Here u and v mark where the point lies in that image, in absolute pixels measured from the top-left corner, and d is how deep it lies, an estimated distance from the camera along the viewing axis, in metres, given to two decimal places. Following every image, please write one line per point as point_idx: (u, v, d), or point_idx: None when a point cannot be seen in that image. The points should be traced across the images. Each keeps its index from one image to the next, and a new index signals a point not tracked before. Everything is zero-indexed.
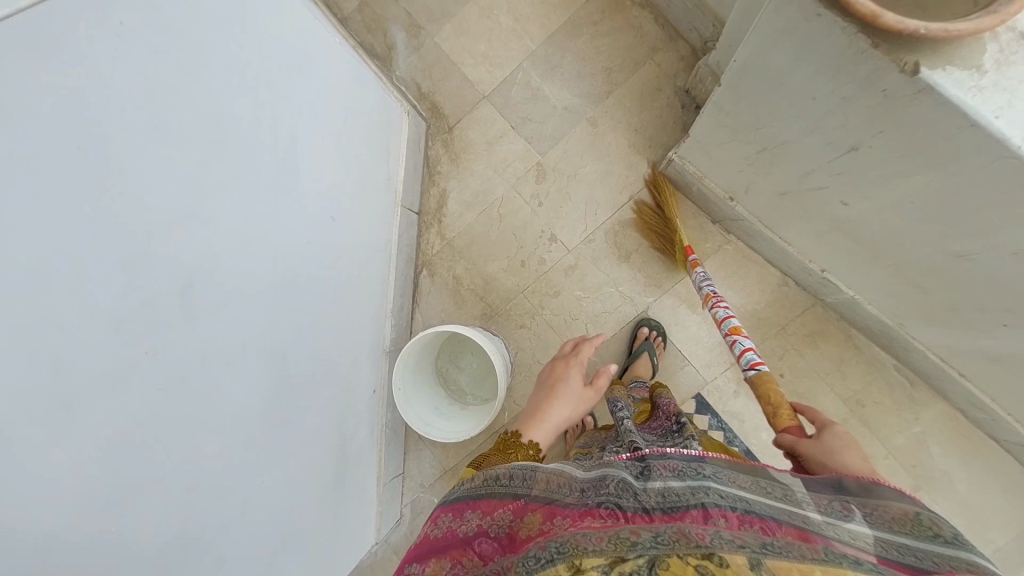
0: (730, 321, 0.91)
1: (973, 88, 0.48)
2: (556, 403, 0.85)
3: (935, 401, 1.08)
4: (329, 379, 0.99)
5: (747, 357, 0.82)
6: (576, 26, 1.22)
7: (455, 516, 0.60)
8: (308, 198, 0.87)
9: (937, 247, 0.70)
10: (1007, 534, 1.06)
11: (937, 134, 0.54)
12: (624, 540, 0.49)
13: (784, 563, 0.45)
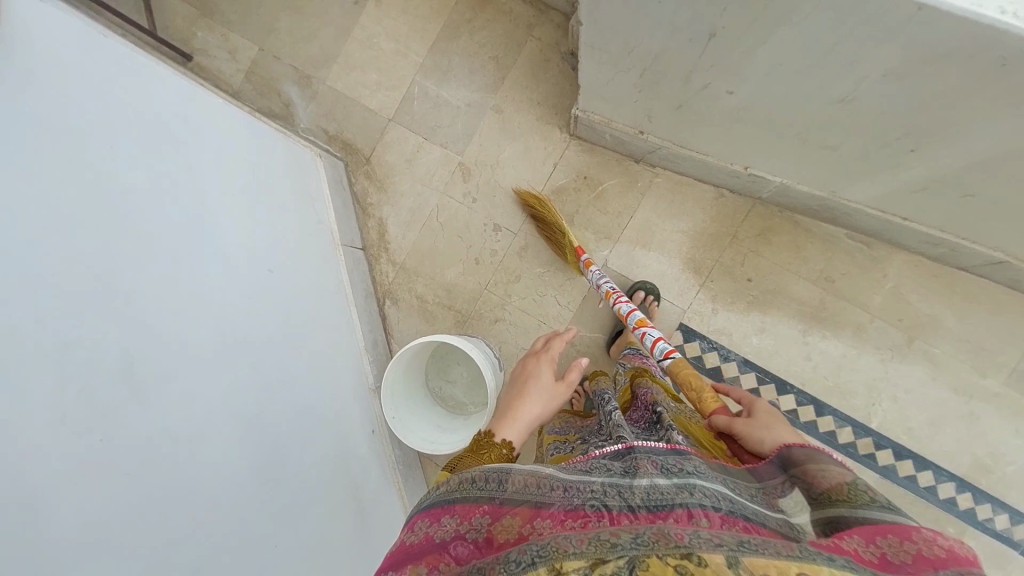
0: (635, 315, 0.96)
1: None
2: (528, 400, 0.84)
3: (895, 254, 1.11)
4: (321, 423, 0.97)
5: (660, 347, 0.87)
6: (452, 29, 1.27)
7: (433, 522, 0.58)
8: (237, 255, 0.87)
9: (822, 100, 0.74)
10: (1008, 352, 1.09)
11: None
12: (605, 541, 0.48)
13: (762, 560, 0.41)
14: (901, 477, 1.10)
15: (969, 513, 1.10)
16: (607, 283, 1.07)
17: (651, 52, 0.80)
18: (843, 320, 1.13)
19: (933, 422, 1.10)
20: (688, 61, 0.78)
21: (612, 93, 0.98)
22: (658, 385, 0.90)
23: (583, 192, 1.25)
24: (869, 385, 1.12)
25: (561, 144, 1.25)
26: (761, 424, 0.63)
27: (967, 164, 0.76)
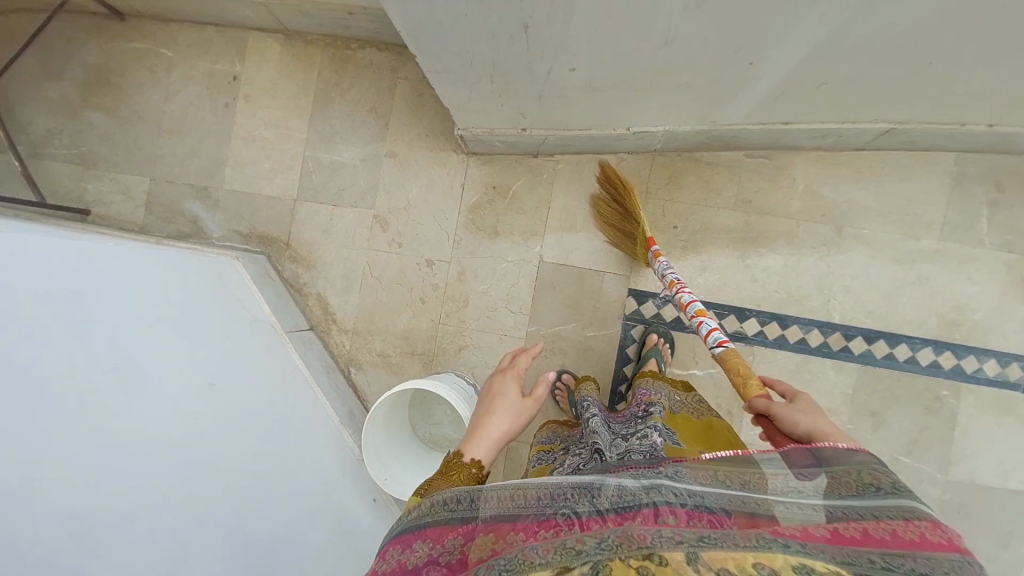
0: (693, 304, 0.95)
1: None
2: (494, 419, 0.83)
3: (795, 157, 1.16)
4: (315, 501, 1.00)
5: (714, 336, 0.88)
6: (325, 97, 1.30)
7: (405, 548, 0.60)
8: (173, 383, 0.86)
9: (649, 49, 0.77)
10: (930, 209, 1.13)
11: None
12: (570, 549, 0.48)
13: (720, 553, 0.43)
14: (880, 358, 1.13)
15: (956, 370, 1.12)
16: (675, 274, 1.03)
17: (486, 58, 0.83)
18: (772, 234, 1.17)
19: (889, 297, 1.14)
20: (521, 55, 0.81)
21: (477, 104, 1.01)
22: (658, 383, 0.97)
23: (498, 201, 1.28)
24: (819, 283, 1.16)
25: (462, 166, 1.28)
26: (802, 411, 0.66)
27: (803, 60, 0.80)
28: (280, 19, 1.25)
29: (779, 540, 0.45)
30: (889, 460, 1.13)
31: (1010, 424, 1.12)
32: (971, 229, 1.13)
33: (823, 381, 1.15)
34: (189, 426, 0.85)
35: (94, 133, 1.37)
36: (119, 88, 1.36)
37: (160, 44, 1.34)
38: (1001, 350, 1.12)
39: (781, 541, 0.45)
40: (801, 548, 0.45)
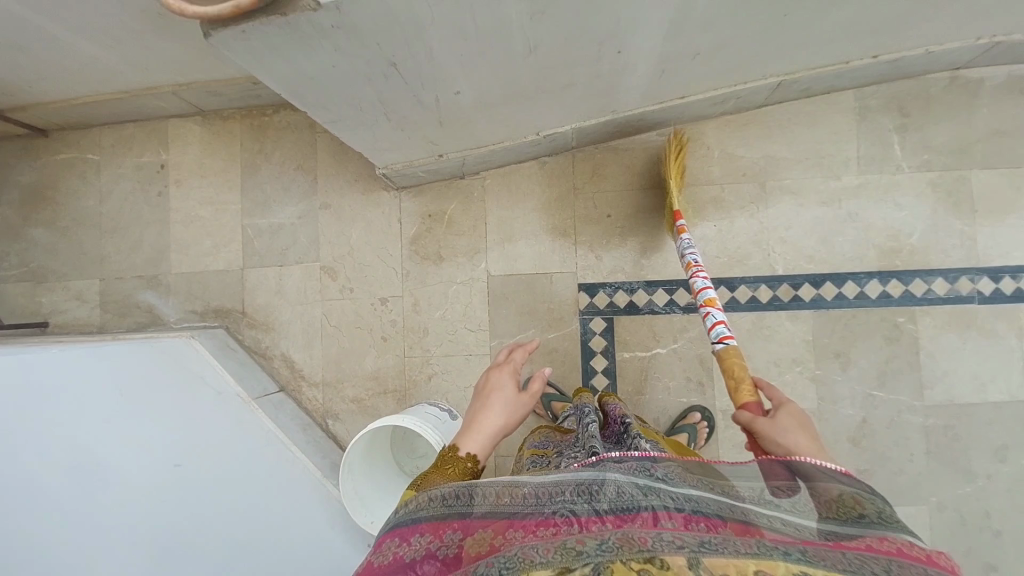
0: (708, 292, 0.97)
1: None
2: (490, 412, 0.80)
3: (704, 126, 1.20)
4: (303, 558, 1.04)
5: (719, 331, 0.91)
6: (251, 164, 1.34)
7: (403, 542, 0.60)
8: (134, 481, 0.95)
9: (518, 59, 0.81)
10: (842, 146, 1.17)
11: (383, 13, 0.64)
12: (571, 549, 0.49)
13: (721, 562, 0.45)
14: (831, 300, 1.15)
15: (906, 296, 1.13)
16: (696, 255, 1.04)
17: (372, 99, 0.86)
18: (700, 203, 1.21)
19: (824, 239, 1.16)
20: (403, 90, 0.84)
21: (385, 143, 1.05)
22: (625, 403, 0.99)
23: (436, 228, 1.30)
24: (755, 241, 1.18)
25: (394, 202, 1.31)
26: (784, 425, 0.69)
27: (667, 38, 0.84)
28: (195, 103, 1.31)
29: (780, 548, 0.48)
30: (864, 396, 1.13)
31: (976, 337, 1.13)
32: (885, 158, 1.16)
33: (782, 334, 1.16)
34: (154, 512, 0.96)
35: (41, 249, 1.42)
36: (58, 201, 1.42)
37: (89, 151, 1.41)
38: (945, 267, 1.13)
39: (782, 548, 0.48)
40: (802, 555, 0.47)
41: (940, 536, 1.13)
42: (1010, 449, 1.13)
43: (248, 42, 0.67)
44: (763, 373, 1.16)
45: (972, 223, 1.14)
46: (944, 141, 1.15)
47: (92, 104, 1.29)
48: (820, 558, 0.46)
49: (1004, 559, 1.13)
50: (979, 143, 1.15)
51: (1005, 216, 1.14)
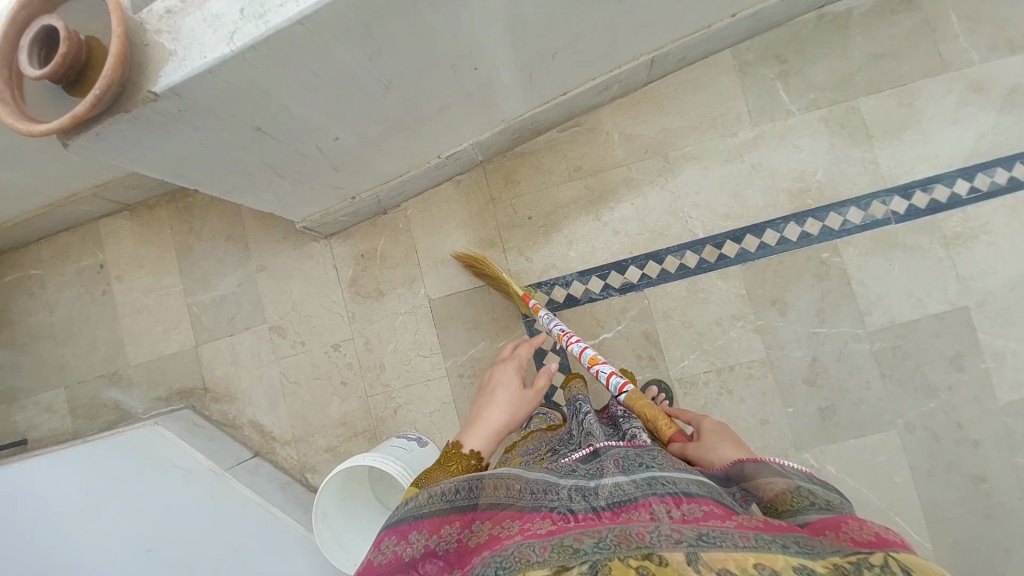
0: (587, 354, 1.03)
1: (181, 59, 0.65)
2: (496, 409, 0.87)
3: (599, 114, 1.25)
4: None
5: (616, 383, 0.94)
6: (185, 245, 1.38)
7: (400, 540, 0.61)
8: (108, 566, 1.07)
9: (380, 97, 0.85)
10: (732, 104, 1.21)
11: (221, 87, 0.69)
12: (568, 547, 0.51)
13: (720, 554, 0.46)
14: (755, 251, 1.18)
15: (825, 231, 1.17)
16: (558, 325, 1.11)
17: (257, 162, 0.90)
18: (613, 186, 1.24)
19: (735, 195, 1.20)
20: (282, 148, 0.88)
21: (293, 198, 1.09)
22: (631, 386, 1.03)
23: (371, 266, 1.33)
24: (672, 211, 1.22)
25: (326, 250, 1.34)
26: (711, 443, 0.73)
27: (517, 46, 0.88)
28: (119, 200, 1.36)
29: (777, 541, 0.49)
30: (808, 336, 1.16)
31: (901, 255, 1.15)
32: (775, 105, 1.20)
33: (717, 294, 1.19)
34: None
35: (3, 370, 1.45)
36: (11, 321, 1.45)
37: (30, 266, 1.45)
38: (855, 196, 1.17)
39: (780, 541, 0.48)
40: (799, 547, 0.48)
41: (918, 458, 1.13)
42: (965, 357, 1.14)
43: (107, 142, 0.71)
44: (708, 335, 1.19)
45: (870, 148, 1.17)
46: (828, 76, 1.18)
47: (21, 223, 1.34)
48: (814, 547, 0.48)
49: (988, 467, 1.13)
50: (859, 71, 1.19)
51: (901, 134, 1.17)
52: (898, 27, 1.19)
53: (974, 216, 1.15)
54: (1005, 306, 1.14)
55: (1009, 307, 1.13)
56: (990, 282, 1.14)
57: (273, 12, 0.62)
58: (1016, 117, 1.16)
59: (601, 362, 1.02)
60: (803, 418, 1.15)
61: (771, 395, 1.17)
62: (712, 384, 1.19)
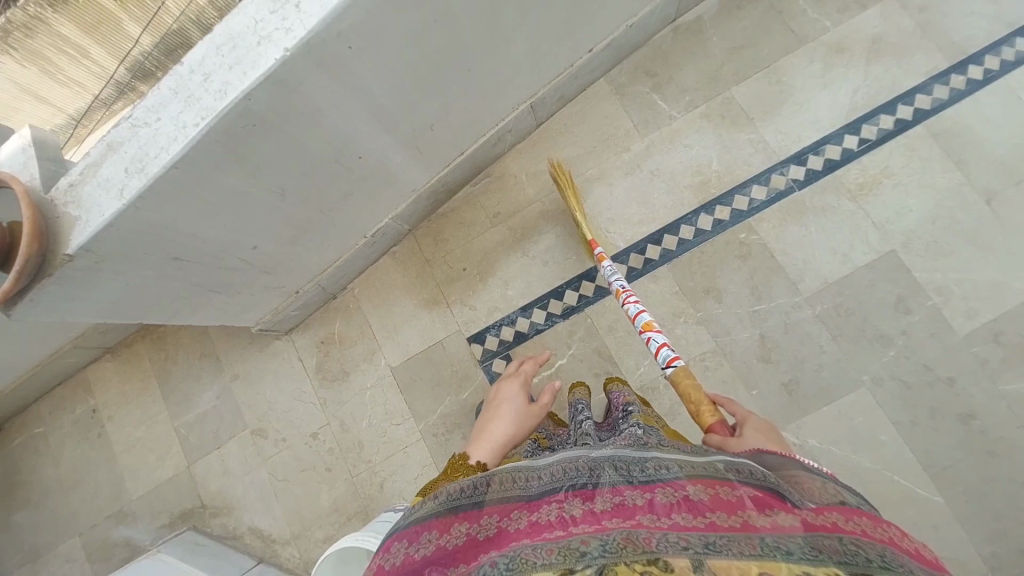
0: (641, 317, 1.00)
1: (85, 220, 0.76)
2: (500, 422, 0.86)
3: (503, 162, 1.35)
4: None
5: (665, 355, 0.94)
6: (164, 371, 1.48)
7: (412, 541, 0.59)
8: None
9: (280, 202, 0.96)
10: (617, 123, 1.30)
11: (125, 236, 0.80)
12: (575, 549, 0.48)
13: (723, 563, 0.45)
14: (676, 248, 1.23)
15: (735, 214, 1.22)
16: (622, 280, 1.09)
17: (191, 284, 1.01)
18: (532, 222, 1.32)
19: (643, 201, 1.27)
20: (208, 267, 0.99)
21: (240, 306, 1.19)
22: (629, 388, 1.05)
23: (331, 349, 1.39)
24: (591, 230, 1.29)
25: (289, 345, 1.42)
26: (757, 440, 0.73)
27: (390, 130, 0.99)
28: (99, 346, 1.48)
29: (781, 546, 0.47)
30: (749, 314, 1.18)
31: (814, 218, 1.19)
32: (657, 114, 1.29)
33: (653, 297, 1.23)
34: None
35: (18, 533, 1.51)
36: (22, 482, 1.54)
37: (33, 426, 1.55)
38: (754, 175, 1.23)
39: (783, 547, 0.47)
40: (804, 554, 0.46)
41: (896, 410, 1.11)
42: (908, 298, 1.13)
43: (43, 306, 0.82)
44: None
45: (755, 129, 1.24)
46: (695, 78, 1.28)
47: (17, 389, 1.46)
48: (818, 554, 0.46)
49: (973, 403, 1.08)
50: (724, 65, 1.28)
51: (780, 108, 1.24)
52: (749, 18, 1.29)
53: (871, 164, 1.19)
54: (932, 239, 1.15)
55: (935, 240, 1.14)
56: (908, 221, 1.16)
57: (149, 164, 0.74)
58: (884, 65, 1.22)
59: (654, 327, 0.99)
60: (769, 398, 1.14)
61: (731, 381, 1.16)
62: (673, 385, 1.19)
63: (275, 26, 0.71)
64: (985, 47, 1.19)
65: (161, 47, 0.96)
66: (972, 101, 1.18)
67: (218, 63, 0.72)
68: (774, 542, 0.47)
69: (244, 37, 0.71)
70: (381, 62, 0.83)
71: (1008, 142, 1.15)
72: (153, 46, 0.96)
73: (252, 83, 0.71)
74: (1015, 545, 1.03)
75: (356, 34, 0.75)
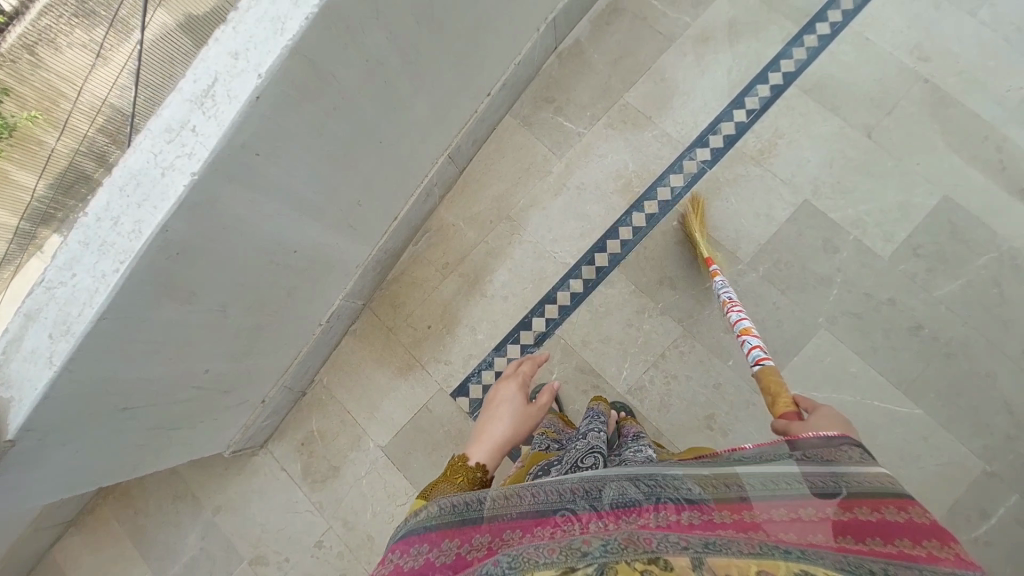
0: (742, 324, 1.00)
1: (16, 399, 0.69)
2: (502, 421, 0.90)
3: (436, 214, 1.37)
4: None
5: (754, 355, 0.92)
6: (138, 529, 1.35)
7: (433, 547, 0.63)
8: None
9: (222, 319, 0.92)
10: (533, 151, 1.37)
11: (63, 405, 0.74)
12: (577, 550, 0.51)
13: (723, 561, 0.47)
14: (621, 251, 1.29)
15: (663, 206, 1.30)
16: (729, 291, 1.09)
17: (149, 429, 0.95)
18: (481, 264, 1.34)
19: (578, 215, 1.32)
20: (161, 407, 0.93)
21: (207, 434, 1.12)
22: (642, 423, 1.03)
23: (316, 448, 1.33)
24: (538, 256, 1.32)
25: (269, 458, 1.34)
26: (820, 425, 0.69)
27: (318, 217, 0.98)
28: (57, 526, 1.33)
29: (780, 548, 0.50)
30: (704, 293, 1.24)
31: (731, 190, 1.28)
32: (566, 135, 1.36)
33: (614, 302, 1.27)
34: None
35: None
36: None
37: None
38: (668, 166, 1.32)
39: (784, 547, 0.50)
40: (802, 554, 0.49)
41: (857, 341, 1.18)
42: (833, 238, 1.23)
43: None
44: (628, 339, 1.25)
45: (656, 126, 1.34)
46: (590, 94, 1.37)
47: None
48: (818, 556, 0.49)
49: (918, 314, 1.18)
50: (612, 76, 1.37)
51: (672, 103, 1.34)
52: (619, 30, 1.39)
53: (764, 130, 1.30)
54: (835, 181, 1.26)
55: (838, 181, 1.26)
56: (811, 171, 1.27)
57: (73, 322, 0.70)
58: (747, 42, 1.34)
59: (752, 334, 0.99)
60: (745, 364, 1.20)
61: (708, 359, 1.21)
62: (658, 379, 1.22)
63: (176, 154, 0.70)
64: (825, 5, 1.33)
65: (58, 186, 0.90)
66: (828, 54, 1.31)
67: (125, 203, 0.70)
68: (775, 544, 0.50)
69: (146, 172, 0.70)
70: (292, 160, 0.84)
71: (869, 81, 1.29)
72: (49, 187, 0.90)
73: (165, 215, 0.70)
74: (995, 431, 1.12)
75: (259, 140, 0.75)
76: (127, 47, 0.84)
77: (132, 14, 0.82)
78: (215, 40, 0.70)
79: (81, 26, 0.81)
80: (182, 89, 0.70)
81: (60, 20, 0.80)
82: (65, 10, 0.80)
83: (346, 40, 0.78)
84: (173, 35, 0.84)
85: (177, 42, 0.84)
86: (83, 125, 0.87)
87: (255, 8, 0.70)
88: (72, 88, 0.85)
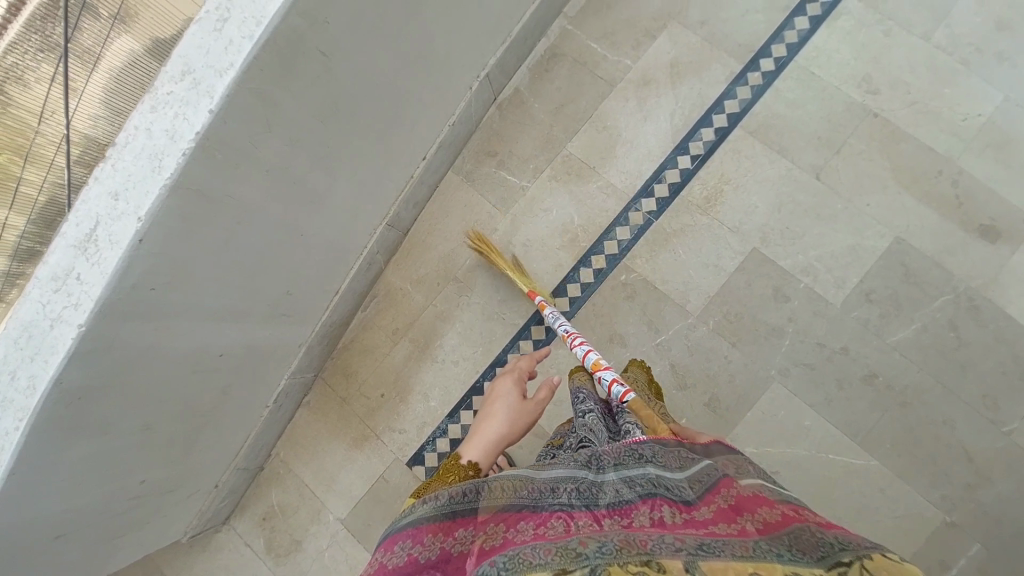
0: (591, 358, 0.96)
1: None
2: (494, 420, 0.83)
3: (383, 279, 1.34)
4: None
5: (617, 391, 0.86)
6: None
7: (387, 551, 0.64)
8: None
9: (148, 432, 0.91)
10: (478, 207, 1.33)
11: None
12: (572, 550, 0.50)
13: (716, 564, 0.46)
14: (570, 308, 1.27)
15: (610, 259, 1.27)
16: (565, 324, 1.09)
17: (92, 539, 0.96)
18: (431, 328, 1.31)
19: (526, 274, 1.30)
20: (98, 518, 0.93)
21: (161, 526, 1.12)
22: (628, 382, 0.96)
23: (277, 522, 1.29)
24: (488, 317, 1.30)
25: (230, 535, 1.30)
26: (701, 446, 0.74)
27: (241, 318, 0.96)
28: None
29: (773, 547, 0.49)
30: (655, 350, 1.22)
31: (679, 242, 1.25)
32: (510, 189, 1.33)
33: (565, 362, 1.25)
34: None
35: None
36: None
37: None
38: (614, 218, 1.28)
39: (774, 548, 0.48)
40: (793, 551, 0.48)
41: (812, 394, 1.16)
42: (784, 287, 1.20)
43: None
44: None
45: (600, 176, 1.30)
46: (532, 146, 1.33)
47: None
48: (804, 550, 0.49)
49: (871, 363, 1.15)
50: (553, 125, 1.33)
51: (615, 151, 1.31)
52: (559, 77, 1.34)
53: (710, 174, 1.26)
54: (783, 226, 1.22)
55: (786, 226, 1.22)
56: (759, 217, 1.23)
57: None
58: (689, 83, 1.30)
59: (603, 367, 0.94)
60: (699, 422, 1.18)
61: None
62: None
63: (63, 304, 0.69)
64: (767, 39, 1.28)
65: (39, 220, 0.78)
66: (773, 91, 1.26)
67: (21, 357, 0.69)
68: (767, 545, 0.49)
69: (36, 323, 0.69)
70: (195, 283, 0.83)
71: (817, 118, 1.24)
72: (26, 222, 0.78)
73: (58, 368, 0.69)
74: (953, 481, 1.10)
75: (155, 276, 0.75)
76: (98, 78, 0.75)
77: (99, 44, 0.73)
78: (94, 179, 0.69)
79: (44, 59, 0.71)
80: (65, 234, 0.69)
81: (26, 57, 0.70)
82: (27, 44, 0.70)
83: (234, 162, 0.77)
84: (142, 61, 0.76)
85: (145, 68, 0.77)
86: (62, 159, 0.77)
87: (133, 143, 0.69)
88: (30, 119, 0.73)
